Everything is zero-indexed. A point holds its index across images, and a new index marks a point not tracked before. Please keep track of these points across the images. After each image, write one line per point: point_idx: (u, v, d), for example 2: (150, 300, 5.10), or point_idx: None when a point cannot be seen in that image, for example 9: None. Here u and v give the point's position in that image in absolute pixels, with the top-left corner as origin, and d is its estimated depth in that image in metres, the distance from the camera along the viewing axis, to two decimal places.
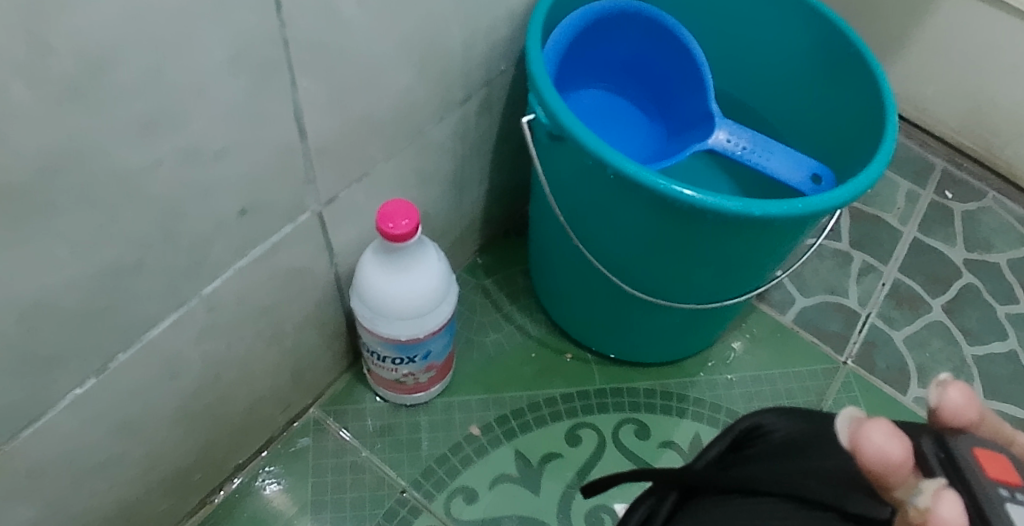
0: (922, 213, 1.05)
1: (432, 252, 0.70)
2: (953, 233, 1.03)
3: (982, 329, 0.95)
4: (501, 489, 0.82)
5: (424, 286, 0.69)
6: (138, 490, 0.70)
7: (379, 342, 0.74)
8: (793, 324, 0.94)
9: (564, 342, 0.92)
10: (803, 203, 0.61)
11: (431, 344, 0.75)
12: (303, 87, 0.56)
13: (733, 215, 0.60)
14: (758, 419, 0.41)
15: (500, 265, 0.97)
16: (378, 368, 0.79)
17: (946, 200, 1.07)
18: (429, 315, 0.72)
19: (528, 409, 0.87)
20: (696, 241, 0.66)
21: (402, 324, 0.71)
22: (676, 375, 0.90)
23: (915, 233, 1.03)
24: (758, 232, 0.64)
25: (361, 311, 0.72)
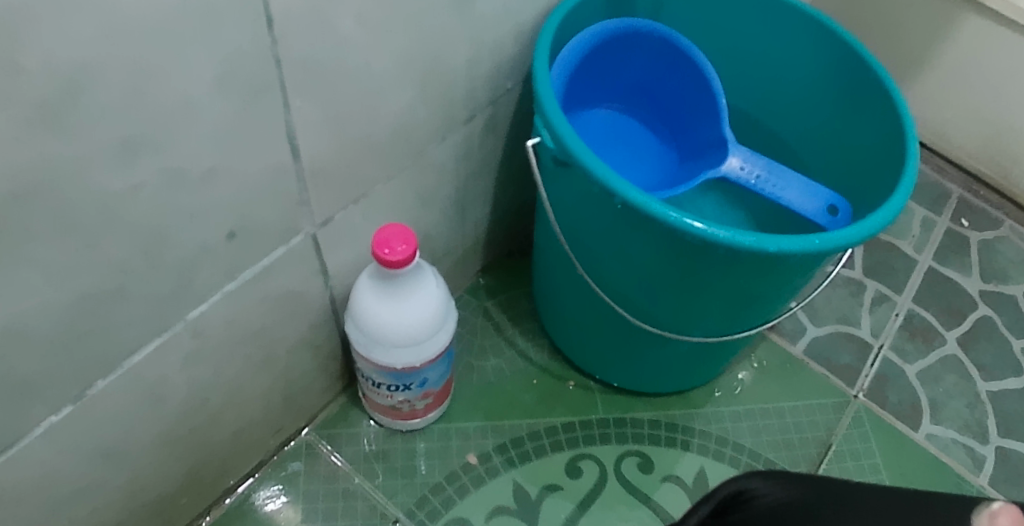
0: (938, 241, 1.02)
1: (431, 278, 0.68)
2: (969, 263, 1.00)
3: (998, 364, 0.92)
4: (498, 522, 0.79)
5: (422, 313, 0.67)
6: (120, 516, 0.67)
7: (375, 369, 0.71)
8: (803, 355, 0.90)
9: (566, 369, 0.89)
10: (820, 239, 0.58)
11: (428, 372, 0.73)
12: (296, 106, 0.54)
13: (745, 250, 0.57)
14: (744, 483, 0.42)
15: (503, 286, 0.94)
16: (373, 395, 0.76)
17: (963, 228, 1.03)
18: (425, 343, 0.69)
19: (527, 438, 0.84)
20: (707, 274, 0.63)
21: (398, 352, 0.68)
22: (681, 405, 0.87)
23: (930, 262, 0.99)
24: (771, 267, 0.61)
25: (356, 337, 0.69)
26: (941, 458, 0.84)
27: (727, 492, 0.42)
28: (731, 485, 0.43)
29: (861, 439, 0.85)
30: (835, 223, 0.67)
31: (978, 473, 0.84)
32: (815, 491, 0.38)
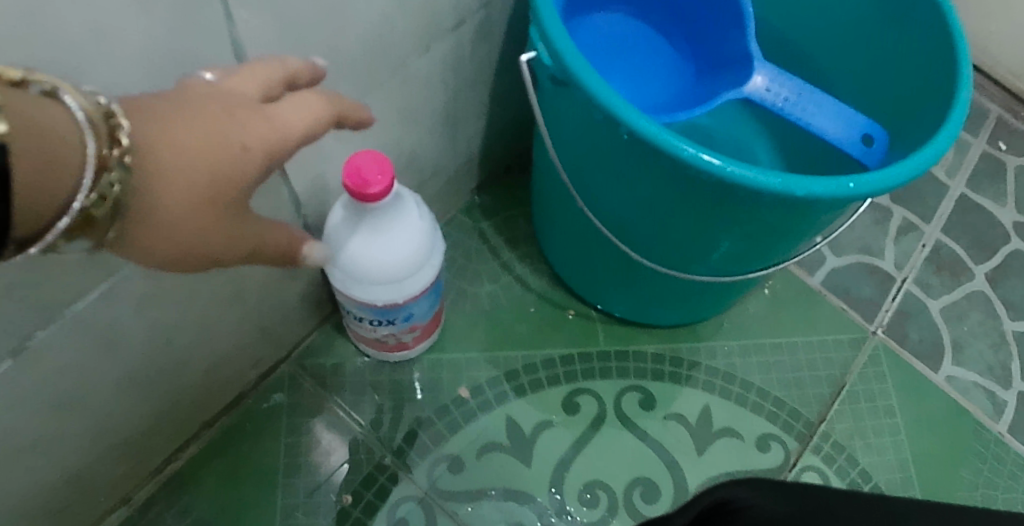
0: (974, 165, 0.93)
1: (414, 210, 0.61)
2: (1005, 191, 0.91)
3: None
4: (489, 459, 0.76)
5: (403, 250, 0.60)
6: (88, 458, 0.64)
7: (354, 304, 0.65)
8: (820, 288, 0.84)
9: (566, 297, 0.83)
10: (854, 182, 0.51)
11: (414, 307, 0.67)
12: (242, 19, 0.45)
13: (769, 193, 0.50)
14: (730, 492, 0.39)
15: (499, 206, 0.87)
16: (355, 327, 0.71)
17: (1000, 152, 0.94)
18: (409, 279, 0.63)
19: (523, 371, 0.79)
20: (723, 213, 0.56)
21: (378, 289, 0.62)
22: (688, 338, 0.81)
23: (963, 188, 0.91)
24: (797, 210, 0.54)
25: (331, 270, 0.63)
26: (960, 402, 0.79)
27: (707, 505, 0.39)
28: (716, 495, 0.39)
29: (876, 378, 0.80)
30: (870, 155, 0.60)
31: (997, 420, 0.78)
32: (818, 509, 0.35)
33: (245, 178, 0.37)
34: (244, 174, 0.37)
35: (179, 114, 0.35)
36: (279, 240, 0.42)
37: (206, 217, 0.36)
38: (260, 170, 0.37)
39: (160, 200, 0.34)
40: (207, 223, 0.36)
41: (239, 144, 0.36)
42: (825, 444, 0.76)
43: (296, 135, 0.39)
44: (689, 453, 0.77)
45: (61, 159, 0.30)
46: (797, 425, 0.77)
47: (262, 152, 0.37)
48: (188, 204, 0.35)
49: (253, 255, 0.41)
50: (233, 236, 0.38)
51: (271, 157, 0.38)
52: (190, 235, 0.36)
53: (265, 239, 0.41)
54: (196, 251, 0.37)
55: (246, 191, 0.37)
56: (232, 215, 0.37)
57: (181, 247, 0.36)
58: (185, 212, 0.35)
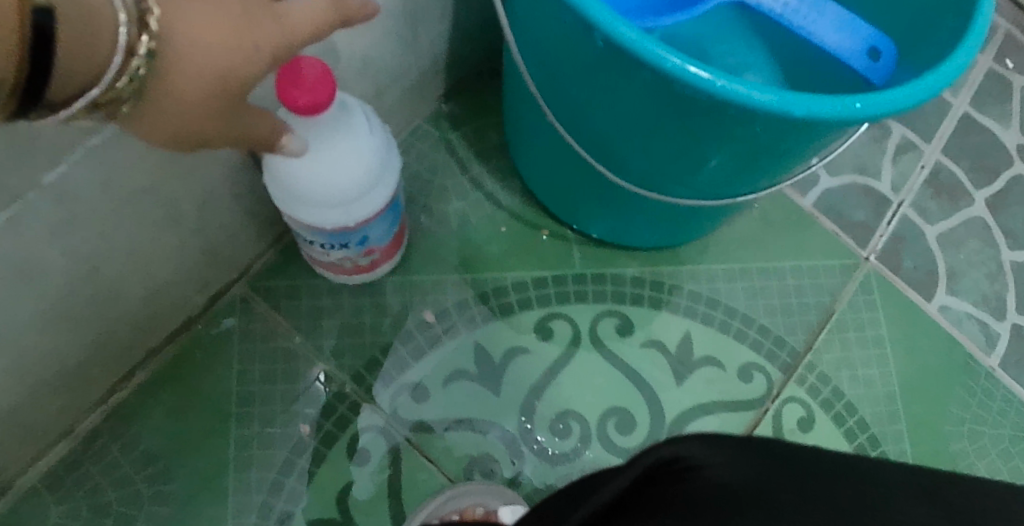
0: (980, 81, 0.86)
1: (359, 125, 0.54)
2: (1010, 111, 0.85)
3: None
4: (456, 388, 0.72)
5: (350, 170, 0.54)
6: (14, 395, 0.58)
7: (301, 227, 0.59)
8: (812, 210, 0.79)
9: (540, 216, 0.77)
10: (861, 102, 0.45)
11: (369, 229, 0.61)
12: None
13: (764, 112, 0.45)
14: (680, 451, 0.36)
15: (468, 115, 0.79)
16: (304, 249, 0.65)
17: (1007, 70, 0.87)
18: (361, 200, 0.57)
19: (493, 294, 0.74)
20: (712, 133, 0.50)
21: (326, 212, 0.56)
22: (669, 261, 0.76)
23: (967, 107, 0.84)
24: (794, 132, 0.48)
25: (274, 191, 0.56)
26: (951, 334, 0.76)
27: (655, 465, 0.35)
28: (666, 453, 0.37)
29: (866, 306, 0.76)
30: (875, 70, 0.55)
31: (988, 353, 0.76)
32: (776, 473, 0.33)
33: (249, 79, 0.36)
34: (250, 76, 0.36)
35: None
36: (257, 130, 0.42)
37: (208, 108, 0.35)
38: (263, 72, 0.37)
39: (176, 88, 0.33)
40: (206, 114, 0.36)
41: (254, 45, 0.35)
42: (810, 375, 0.73)
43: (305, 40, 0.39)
44: (667, 382, 0.73)
45: (95, 33, 0.28)
46: (782, 355, 0.74)
47: (277, 51, 0.37)
48: (198, 96, 0.34)
49: (228, 142, 0.40)
50: (218, 126, 0.38)
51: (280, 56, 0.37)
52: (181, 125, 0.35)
53: (242, 129, 0.40)
54: (183, 137, 0.36)
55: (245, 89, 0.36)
56: (230, 108, 0.37)
57: (175, 132, 0.36)
58: (192, 104, 0.34)
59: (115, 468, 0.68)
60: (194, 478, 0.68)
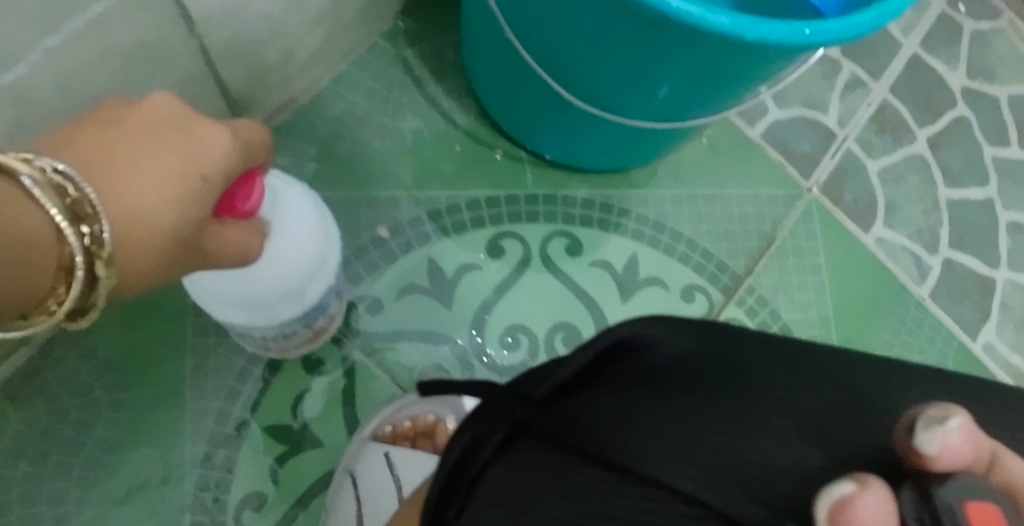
0: (932, 22, 0.88)
1: (292, 215, 0.53)
2: (958, 54, 0.87)
3: (964, 170, 0.84)
4: (408, 301, 0.74)
5: (276, 272, 0.52)
6: None
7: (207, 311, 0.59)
8: (759, 140, 0.81)
9: (494, 135, 0.78)
10: (811, 29, 0.47)
11: (325, 299, 0.61)
12: None
13: (718, 35, 0.47)
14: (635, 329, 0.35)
15: (425, 33, 0.78)
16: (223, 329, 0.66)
17: (958, 14, 0.89)
18: (307, 291, 0.57)
19: (446, 212, 0.75)
20: (667, 56, 0.52)
21: (240, 315, 0.55)
22: (620, 184, 0.78)
23: (916, 48, 0.87)
24: (747, 58, 0.50)
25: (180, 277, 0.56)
26: (885, 263, 0.80)
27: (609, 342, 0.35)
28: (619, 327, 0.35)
29: (806, 235, 0.79)
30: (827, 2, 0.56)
31: (920, 283, 0.80)
32: (729, 353, 0.35)
33: (195, 226, 0.40)
34: (185, 222, 0.39)
35: (130, 159, 0.38)
36: (233, 238, 0.45)
37: (172, 253, 0.40)
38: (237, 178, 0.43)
39: (130, 253, 0.38)
40: (172, 255, 0.40)
41: (201, 176, 0.39)
42: (749, 297, 0.77)
43: (211, 165, 0.40)
44: (613, 301, 0.76)
45: (37, 244, 0.34)
46: (723, 278, 0.77)
47: (186, 188, 0.39)
48: (152, 250, 0.38)
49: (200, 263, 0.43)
50: (190, 256, 0.41)
51: (200, 186, 0.39)
52: (154, 272, 0.40)
53: (210, 249, 0.43)
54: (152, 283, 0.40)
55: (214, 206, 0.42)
56: (189, 244, 0.40)
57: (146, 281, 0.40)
58: (152, 257, 0.39)
59: (74, 375, 0.69)
60: (150, 385, 0.70)
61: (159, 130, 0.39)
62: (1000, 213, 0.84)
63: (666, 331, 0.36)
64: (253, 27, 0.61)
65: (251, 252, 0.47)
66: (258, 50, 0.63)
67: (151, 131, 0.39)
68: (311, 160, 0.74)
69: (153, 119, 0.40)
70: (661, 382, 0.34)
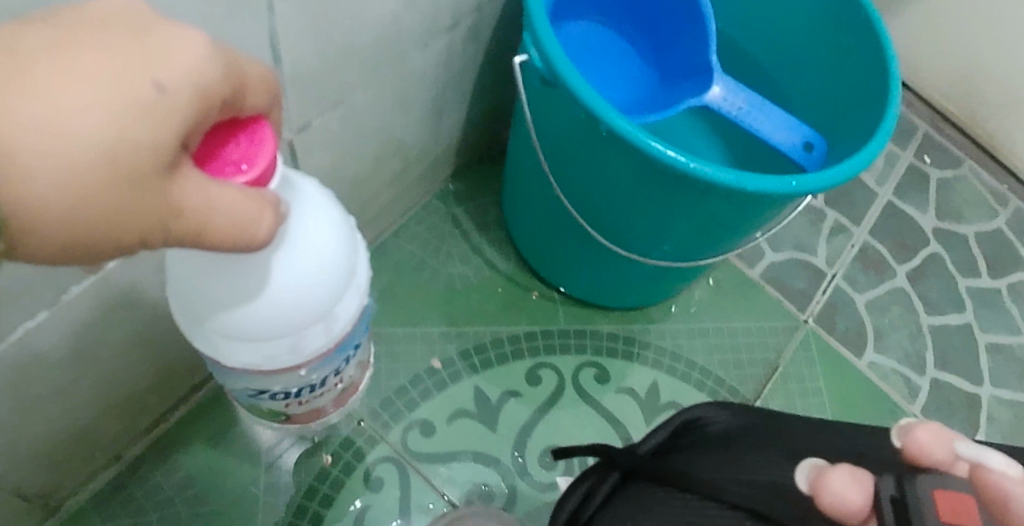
0: (901, 175, 1.04)
1: (319, 219, 0.41)
2: (926, 199, 1.02)
3: (942, 298, 0.97)
4: (458, 425, 0.82)
5: (302, 295, 0.41)
6: (93, 413, 0.68)
7: (209, 359, 0.48)
8: (759, 279, 0.94)
9: (530, 279, 0.90)
10: (797, 181, 0.60)
11: (352, 336, 0.50)
12: (282, 14, 0.52)
13: (725, 187, 0.60)
14: (699, 413, 0.48)
15: (471, 193, 0.92)
16: (227, 388, 0.53)
17: (924, 164, 1.05)
18: (337, 308, 0.45)
19: (490, 345, 0.86)
20: (684, 203, 0.65)
21: (258, 355, 0.44)
22: (640, 320, 0.90)
23: (890, 195, 1.02)
24: (748, 204, 0.63)
25: (178, 316, 0.45)
26: (879, 385, 0.90)
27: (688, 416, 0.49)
28: (686, 412, 0.49)
29: (806, 362, 0.90)
30: (808, 159, 0.68)
31: (911, 402, 0.90)
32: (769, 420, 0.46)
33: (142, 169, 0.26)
34: (131, 159, 0.26)
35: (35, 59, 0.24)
36: (195, 209, 0.29)
37: (96, 199, 0.25)
38: (190, 118, 0.27)
39: (28, 189, 0.24)
40: (93, 202, 0.25)
41: (152, 82, 0.26)
42: None
43: (172, 71, 0.27)
44: (639, 424, 0.85)
45: None
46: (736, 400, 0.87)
47: (127, 96, 0.25)
48: (66, 191, 0.24)
49: (173, 238, 0.29)
50: (150, 208, 0.27)
51: (156, 99, 0.26)
52: (91, 232, 0.26)
53: (184, 204, 0.28)
54: (93, 250, 0.26)
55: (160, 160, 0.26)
56: (143, 190, 0.26)
57: (71, 242, 0.25)
58: (60, 197, 0.24)
59: (158, 489, 0.77)
60: (226, 500, 0.77)
61: (101, 24, 0.27)
62: (979, 334, 0.95)
63: (729, 411, 0.48)
64: (342, 187, 0.74)
65: (254, 222, 0.31)
66: (344, 204, 0.77)
67: (92, 22, 0.27)
68: (374, 301, 0.85)
69: (97, 14, 0.27)
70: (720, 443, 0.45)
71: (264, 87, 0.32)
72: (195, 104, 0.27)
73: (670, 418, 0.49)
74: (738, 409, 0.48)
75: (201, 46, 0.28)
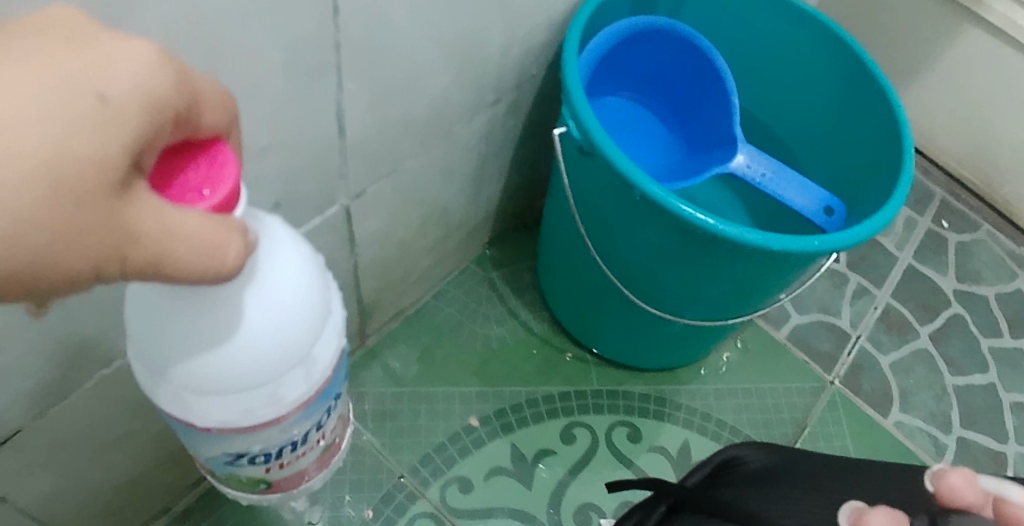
0: (920, 240, 1.07)
1: (289, 259, 0.40)
2: (946, 263, 1.06)
3: (964, 359, 0.99)
4: (496, 481, 0.84)
5: (274, 331, 0.40)
6: (148, 463, 0.72)
7: (183, 426, 0.46)
8: (785, 340, 0.97)
9: (564, 340, 0.94)
10: (819, 241, 0.64)
11: (332, 384, 0.48)
12: (347, 88, 0.58)
13: (752, 247, 0.64)
14: (736, 451, 0.52)
15: (507, 258, 0.97)
16: (203, 461, 0.51)
17: (943, 229, 1.09)
18: (315, 352, 0.43)
19: (526, 404, 0.89)
20: (713, 263, 0.69)
21: (235, 409, 0.42)
22: (671, 381, 0.93)
23: (910, 259, 1.06)
24: (773, 263, 0.67)
25: (146, 381, 0.43)
26: (907, 444, 0.92)
27: (728, 454, 0.52)
28: (723, 452, 0.53)
29: (834, 422, 0.92)
30: (829, 223, 0.73)
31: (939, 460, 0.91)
32: (799, 458, 0.50)
33: (89, 181, 0.25)
34: (78, 171, 0.24)
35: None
36: (151, 230, 0.27)
37: (32, 211, 0.23)
38: (135, 129, 0.26)
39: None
40: (40, 219, 0.24)
41: (94, 92, 0.25)
42: None
43: (116, 79, 0.26)
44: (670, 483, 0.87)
45: None
46: None
47: (67, 104, 0.24)
48: (11, 206, 0.23)
49: (134, 265, 0.27)
50: (98, 228, 0.25)
51: (99, 109, 0.25)
52: (40, 252, 0.24)
53: (140, 226, 0.27)
54: (37, 279, 0.25)
55: (108, 174, 0.25)
56: (89, 207, 0.25)
57: (5, 267, 0.23)
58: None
59: None
60: None
61: (37, 37, 0.26)
62: (1004, 394, 0.97)
63: (762, 451, 0.52)
64: (389, 250, 0.79)
65: (220, 248, 0.29)
66: (390, 267, 0.81)
67: (26, 37, 0.26)
68: (415, 361, 0.89)
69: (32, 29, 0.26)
70: (754, 479, 0.49)
71: (220, 108, 0.33)
72: (147, 115, 0.27)
73: (709, 459, 0.53)
74: (771, 448, 0.52)
75: (142, 52, 0.27)
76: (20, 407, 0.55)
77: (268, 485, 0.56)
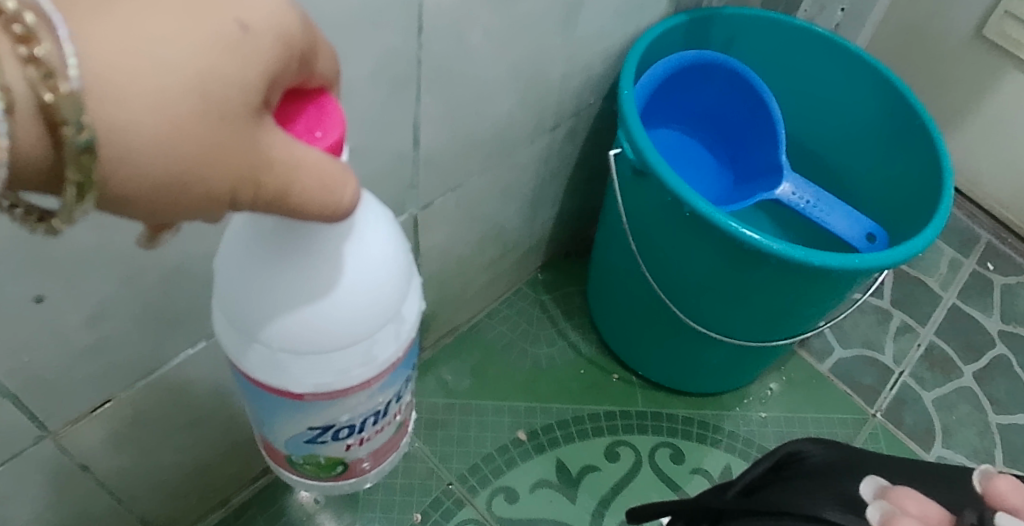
0: (964, 281, 1.09)
1: (377, 215, 0.38)
2: (991, 304, 1.07)
3: (1010, 400, 0.99)
4: (542, 493, 0.86)
5: (372, 286, 0.38)
6: (216, 450, 0.76)
7: (267, 398, 0.42)
8: (828, 373, 0.98)
9: (611, 362, 0.97)
10: (859, 259, 0.67)
11: (411, 354, 0.44)
12: (426, 103, 0.63)
13: (794, 262, 0.67)
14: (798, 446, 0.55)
15: (558, 283, 1.02)
16: (278, 441, 0.47)
17: (988, 271, 1.11)
18: (402, 310, 0.41)
19: (572, 421, 0.92)
20: (758, 279, 0.72)
21: (329, 372, 0.39)
22: (714, 407, 0.95)
23: (955, 299, 1.07)
24: (815, 280, 0.70)
25: (235, 345, 0.40)
26: None
27: (785, 451, 0.55)
28: (787, 447, 0.55)
29: None
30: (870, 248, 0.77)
31: None
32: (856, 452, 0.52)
33: (230, 104, 0.25)
34: (218, 97, 0.24)
35: None
36: (278, 158, 0.27)
37: (190, 131, 0.24)
38: (272, 63, 0.26)
39: (124, 115, 0.22)
40: (184, 138, 0.24)
41: (235, 21, 0.25)
42: None
43: (256, 12, 0.26)
44: None
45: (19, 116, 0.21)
46: None
47: (211, 29, 0.24)
48: (159, 119, 0.23)
49: (259, 198, 0.27)
50: (237, 156, 0.25)
51: (241, 37, 0.25)
52: (182, 168, 0.24)
53: (271, 154, 0.26)
54: (180, 199, 0.24)
55: (248, 98, 0.25)
56: (234, 130, 0.25)
57: (162, 180, 0.24)
58: (157, 129, 0.23)
59: None
60: None
61: None
62: None
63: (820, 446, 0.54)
64: (449, 264, 0.84)
65: (338, 184, 0.29)
66: (448, 279, 0.86)
67: None
68: (466, 376, 0.93)
69: None
70: (809, 466, 0.52)
71: (330, 54, 0.31)
72: (280, 50, 0.26)
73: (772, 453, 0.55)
74: (829, 443, 0.54)
75: None
76: (115, 378, 0.60)
77: (343, 469, 0.50)
